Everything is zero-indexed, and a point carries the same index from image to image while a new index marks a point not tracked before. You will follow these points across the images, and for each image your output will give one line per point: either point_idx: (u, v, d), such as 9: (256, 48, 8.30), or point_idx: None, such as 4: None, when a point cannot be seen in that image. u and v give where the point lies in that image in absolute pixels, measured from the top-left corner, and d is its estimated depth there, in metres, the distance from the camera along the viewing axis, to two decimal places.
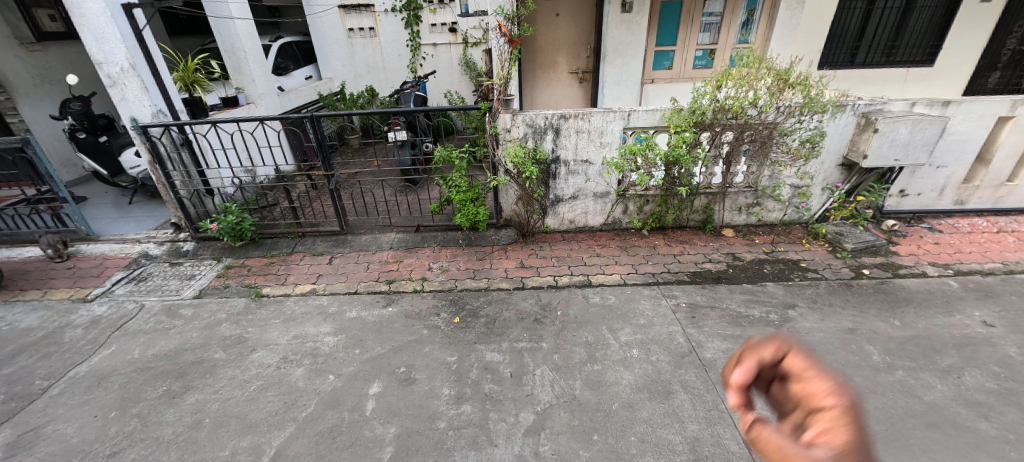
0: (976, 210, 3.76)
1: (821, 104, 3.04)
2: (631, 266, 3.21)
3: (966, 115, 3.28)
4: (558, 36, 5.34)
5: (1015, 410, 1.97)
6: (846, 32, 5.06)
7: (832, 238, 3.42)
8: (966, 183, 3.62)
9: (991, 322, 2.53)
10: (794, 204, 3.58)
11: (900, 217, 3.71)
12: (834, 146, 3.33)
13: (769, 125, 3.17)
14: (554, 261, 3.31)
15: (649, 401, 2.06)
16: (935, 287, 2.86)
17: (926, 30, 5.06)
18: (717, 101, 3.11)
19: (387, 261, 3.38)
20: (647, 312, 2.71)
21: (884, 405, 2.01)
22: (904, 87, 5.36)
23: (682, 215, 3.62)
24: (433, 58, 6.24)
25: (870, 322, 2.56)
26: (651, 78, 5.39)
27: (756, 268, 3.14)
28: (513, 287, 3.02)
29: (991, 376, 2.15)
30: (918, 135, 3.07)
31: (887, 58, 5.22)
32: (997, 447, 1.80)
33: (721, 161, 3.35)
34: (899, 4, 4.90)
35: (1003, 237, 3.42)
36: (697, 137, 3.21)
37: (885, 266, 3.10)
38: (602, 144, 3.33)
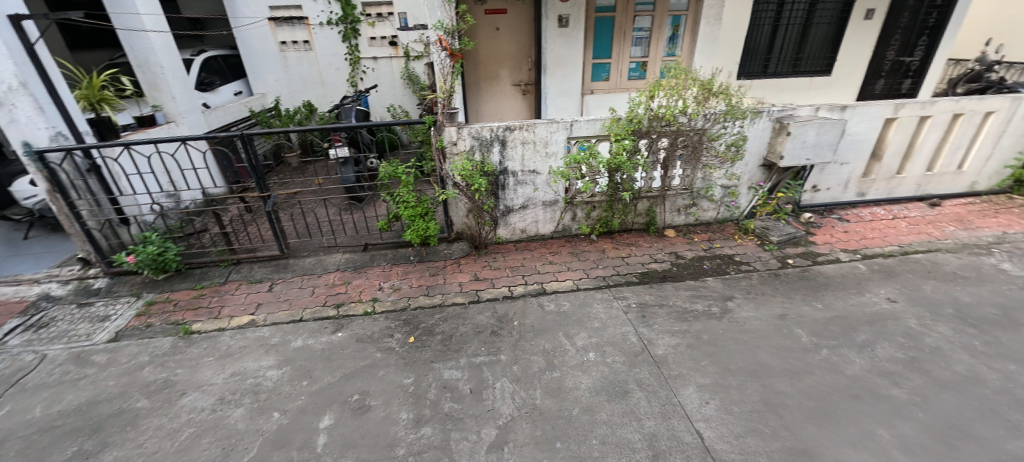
0: (875, 201, 4.25)
1: (741, 111, 3.36)
2: (583, 271, 3.30)
3: (860, 117, 3.74)
4: (499, 49, 5.43)
5: (919, 375, 2.23)
6: (758, 45, 5.60)
7: (760, 233, 3.73)
8: (865, 177, 4.10)
9: (894, 298, 2.86)
10: (726, 203, 3.87)
11: (815, 210, 4.12)
12: (755, 148, 3.65)
13: (699, 131, 3.42)
14: (508, 271, 3.32)
15: (608, 403, 2.11)
16: (848, 271, 3.20)
17: (822, 44, 5.72)
18: (651, 110, 3.31)
19: (334, 284, 3.22)
20: (601, 315, 2.78)
21: (815, 383, 2.20)
22: (810, 94, 6.00)
23: (627, 219, 3.78)
24: (374, 71, 6.09)
25: (797, 307, 2.80)
26: (591, 90, 5.61)
27: (697, 264, 3.34)
28: (468, 301, 2.98)
29: (898, 347, 2.43)
30: (824, 136, 3.45)
31: (793, 68, 5.82)
32: (906, 410, 2.03)
33: (659, 166, 3.54)
34: (799, 21, 5.51)
35: (898, 223, 3.90)
36: (636, 144, 3.37)
37: (806, 255, 3.42)
38: (548, 155, 3.41)
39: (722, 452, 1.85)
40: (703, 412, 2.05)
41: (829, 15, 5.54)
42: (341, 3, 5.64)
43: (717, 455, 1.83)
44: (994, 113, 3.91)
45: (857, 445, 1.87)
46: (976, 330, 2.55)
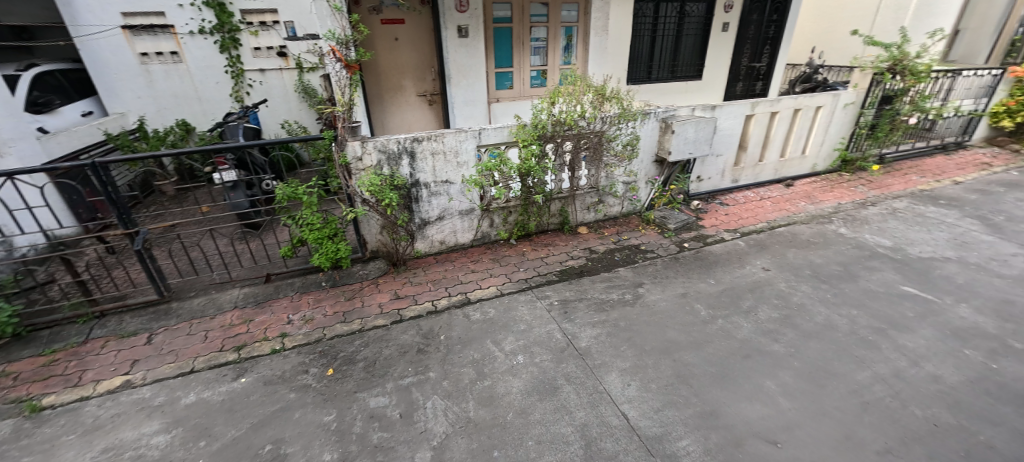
0: (747, 185, 4.94)
1: (632, 113, 3.69)
2: (505, 275, 3.34)
3: (727, 115, 4.33)
4: (400, 59, 5.30)
5: (791, 329, 2.64)
6: (641, 54, 6.21)
7: (659, 222, 4.12)
8: (736, 166, 4.75)
9: (767, 266, 3.35)
10: (628, 197, 4.20)
11: (701, 198, 4.67)
12: (647, 147, 4.03)
13: (598, 133, 3.67)
14: (430, 285, 3.24)
15: (540, 402, 2.15)
16: (732, 248, 3.67)
17: (692, 52, 6.53)
18: (554, 116, 3.48)
19: (232, 324, 2.85)
20: (526, 316, 2.84)
21: (715, 350, 2.48)
22: (687, 97, 6.79)
23: (542, 220, 3.92)
24: (263, 84, 5.57)
25: (695, 284, 3.15)
26: (496, 98, 5.74)
27: (609, 257, 3.58)
28: (390, 322, 2.84)
29: (774, 308, 2.85)
30: (701, 133, 3.94)
31: (672, 74, 6.55)
32: (785, 360, 2.39)
33: (567, 168, 3.73)
34: (672, 32, 6.23)
35: (765, 202, 4.58)
36: (543, 148, 3.51)
37: (698, 238, 3.85)
38: (459, 164, 3.41)
39: (645, 428, 1.99)
40: (627, 394, 2.19)
41: (695, 28, 6.35)
42: (215, 10, 5.07)
43: (642, 432, 1.97)
44: (822, 107, 4.79)
45: (752, 398, 2.15)
46: (827, 285, 3.09)
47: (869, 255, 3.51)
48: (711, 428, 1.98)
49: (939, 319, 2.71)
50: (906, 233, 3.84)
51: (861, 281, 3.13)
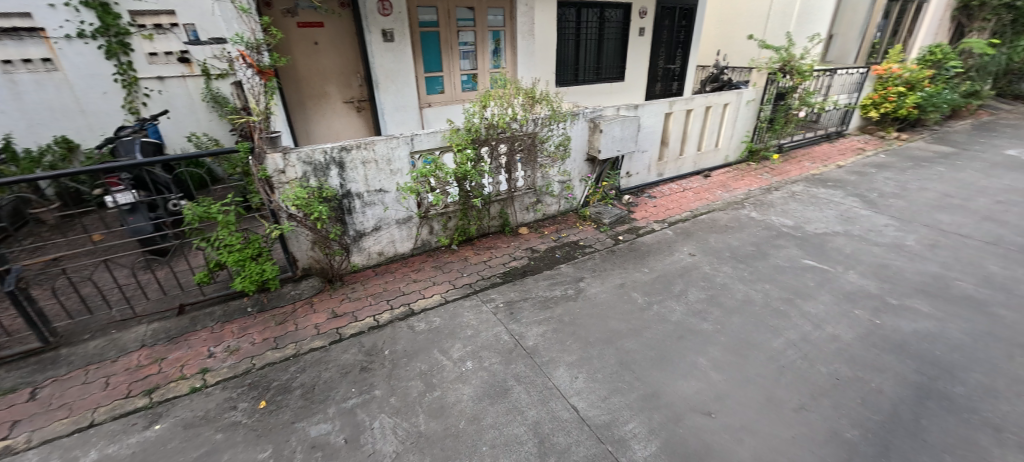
0: (671, 178, 5.32)
1: (561, 115, 3.81)
2: (449, 282, 3.29)
3: (648, 114, 4.63)
4: (322, 65, 5.03)
5: (716, 308, 2.88)
6: (567, 57, 6.45)
7: (595, 217, 4.30)
8: (660, 160, 5.10)
9: (693, 252, 3.63)
10: (564, 196, 4.34)
11: (632, 192, 4.94)
12: (578, 146, 4.19)
13: (531, 135, 3.74)
14: (370, 300, 3.10)
15: (492, 405, 2.15)
16: (661, 237, 3.92)
17: (614, 55, 6.90)
18: (486, 119, 3.49)
19: (139, 365, 2.52)
20: (472, 321, 2.83)
21: (653, 334, 2.64)
22: (612, 98, 7.17)
23: (483, 224, 3.91)
24: (162, 94, 5.01)
25: (631, 274, 3.32)
26: (428, 103, 5.65)
27: (550, 255, 3.67)
28: (329, 342, 2.67)
29: (701, 289, 3.09)
30: (626, 131, 4.18)
31: (597, 76, 6.87)
32: (713, 337, 2.60)
33: (503, 170, 3.76)
34: (594, 37, 6.54)
35: (687, 193, 4.96)
36: (478, 152, 3.50)
37: (631, 231, 4.07)
38: (392, 172, 3.30)
39: (594, 417, 2.07)
40: (575, 387, 2.25)
41: (614, 32, 6.72)
42: (97, 11, 4.46)
43: (591, 422, 2.04)
44: (728, 104, 5.28)
45: (688, 376, 2.31)
46: (744, 265, 3.41)
47: (776, 234, 3.93)
48: (653, 409, 2.10)
49: (834, 286, 3.10)
50: (804, 213, 4.36)
51: (771, 258, 3.49)
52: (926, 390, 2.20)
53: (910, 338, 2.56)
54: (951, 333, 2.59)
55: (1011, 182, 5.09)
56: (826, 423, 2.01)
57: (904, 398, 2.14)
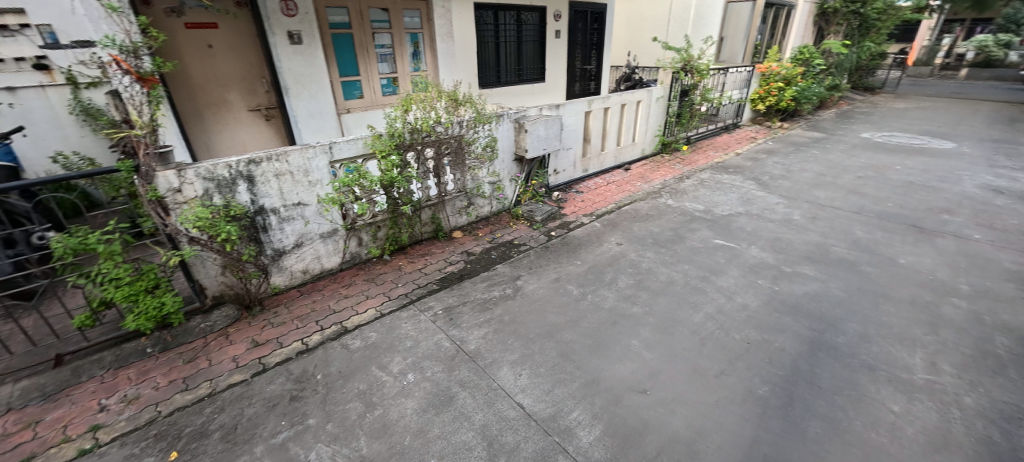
0: (595, 173, 5.59)
1: (486, 116, 3.83)
2: (383, 295, 3.15)
3: (570, 113, 4.82)
4: (219, 70, 4.56)
5: (644, 291, 3.08)
6: (488, 59, 6.50)
7: (527, 216, 4.39)
8: (584, 157, 5.34)
9: (620, 241, 3.85)
10: (496, 196, 4.37)
11: (560, 189, 5.12)
12: (505, 147, 4.24)
13: (457, 138, 3.71)
14: (296, 322, 2.87)
15: (437, 415, 2.10)
16: (591, 230, 4.11)
17: (533, 57, 7.08)
18: (410, 124, 3.40)
19: (4, 434, 2.09)
20: (411, 332, 2.74)
21: (589, 323, 2.75)
22: (535, 98, 7.36)
23: (415, 231, 3.80)
24: (15, 109, 4.07)
25: (565, 268, 3.44)
26: (346, 108, 5.37)
27: (486, 256, 3.68)
28: (251, 375, 2.43)
29: (630, 276, 3.28)
30: (550, 130, 4.32)
31: (519, 77, 7.01)
32: (643, 319, 2.78)
33: (432, 174, 3.69)
34: (513, 39, 6.66)
35: (611, 186, 5.24)
36: (403, 158, 3.40)
37: (563, 226, 4.22)
38: (311, 183, 3.08)
39: (540, 412, 2.11)
40: (520, 384, 2.28)
41: (532, 35, 6.90)
42: None
43: (538, 416, 2.08)
44: (641, 101, 5.68)
45: (623, 359, 2.44)
46: (665, 249, 3.69)
47: (690, 219, 4.30)
48: (594, 395, 2.19)
49: (741, 261, 3.47)
50: (712, 198, 4.82)
51: (688, 241, 3.81)
52: (817, 342, 2.54)
53: (802, 300, 2.95)
54: (832, 292, 3.03)
55: (866, 160, 6.07)
56: (742, 384, 2.25)
57: (802, 353, 2.46)
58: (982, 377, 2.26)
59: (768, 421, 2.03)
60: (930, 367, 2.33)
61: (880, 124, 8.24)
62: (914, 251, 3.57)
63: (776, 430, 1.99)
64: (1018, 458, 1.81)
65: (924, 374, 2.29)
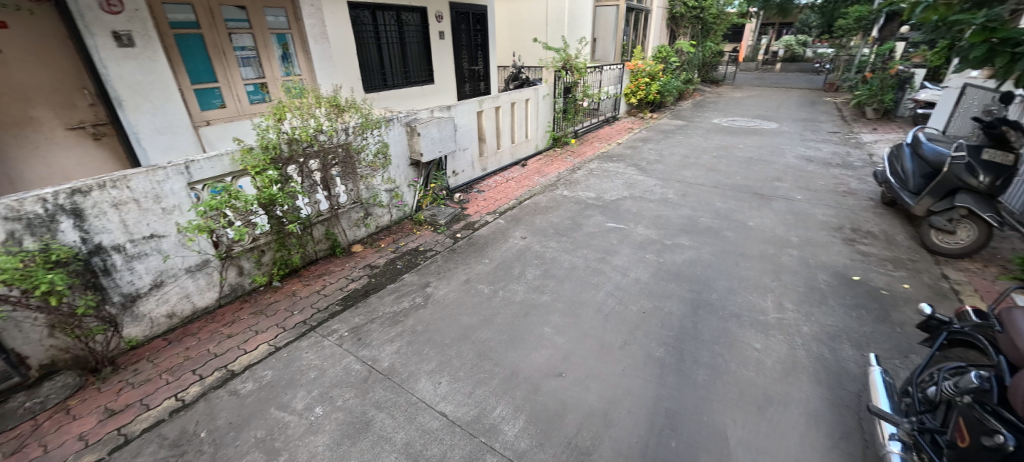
0: (494, 171, 5.69)
1: (374, 121, 3.62)
2: (276, 326, 2.82)
3: (462, 114, 4.82)
4: (16, 81, 3.59)
5: (551, 280, 3.22)
6: (371, 62, 6.18)
7: (430, 220, 4.29)
8: (481, 156, 5.40)
9: (524, 235, 3.98)
10: (395, 204, 4.18)
11: (461, 190, 5.11)
12: (399, 152, 4.08)
13: (344, 146, 3.44)
14: (165, 377, 2.41)
15: (354, 444, 1.95)
16: (495, 227, 4.17)
17: (419, 59, 6.91)
18: (285, 134, 3.06)
19: None
20: (314, 361, 2.49)
21: (502, 319, 2.79)
22: (425, 101, 7.22)
23: (308, 250, 3.47)
24: None
25: (474, 268, 3.44)
26: (205, 120, 4.69)
27: (392, 267, 3.51)
28: (109, 452, 1.98)
29: (537, 267, 3.42)
30: (443, 132, 4.27)
31: (406, 80, 6.79)
32: (552, 306, 2.91)
33: (320, 187, 3.39)
34: (395, 40, 6.42)
35: (510, 183, 5.39)
36: (283, 172, 3.06)
37: (467, 226, 4.22)
38: (166, 211, 2.61)
39: (464, 416, 2.08)
40: (440, 393, 2.22)
41: (415, 36, 6.72)
42: None
43: (461, 421, 2.05)
44: (529, 100, 5.92)
45: (538, 347, 2.53)
46: (565, 237, 3.91)
47: (585, 206, 4.62)
48: (515, 388, 2.24)
49: (631, 239, 3.83)
50: (601, 185, 5.24)
51: (584, 227, 4.09)
52: (697, 302, 2.92)
53: (682, 267, 3.37)
54: (704, 257, 3.51)
55: (718, 142, 7.15)
56: (642, 350, 2.49)
57: (686, 313, 2.81)
58: (812, 309, 2.82)
59: (666, 378, 2.28)
60: (778, 308, 2.84)
61: (725, 111, 9.78)
62: (759, 214, 4.31)
63: (673, 385, 2.24)
64: (839, 369, 2.30)
65: (775, 314, 2.78)
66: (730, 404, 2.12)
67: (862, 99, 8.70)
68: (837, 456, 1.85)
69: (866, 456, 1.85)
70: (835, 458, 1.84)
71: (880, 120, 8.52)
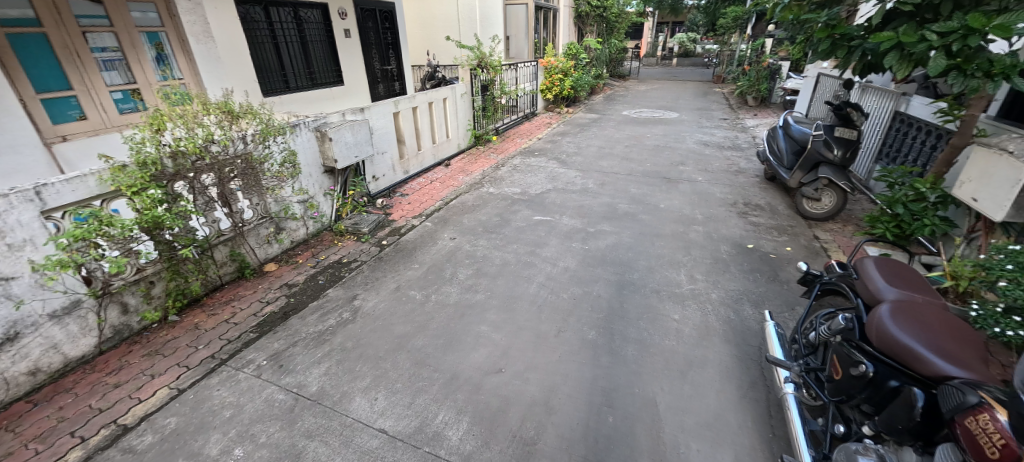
0: (417, 173, 5.54)
1: (276, 127, 3.29)
2: (178, 366, 2.47)
3: (377, 115, 4.61)
4: None
5: (484, 278, 3.22)
6: (268, 63, 5.65)
7: (352, 229, 4.06)
8: (402, 159, 5.21)
9: (454, 236, 3.93)
10: (310, 215, 3.88)
11: (384, 195, 4.90)
12: (309, 159, 3.79)
13: (243, 156, 3.09)
14: (32, 448, 1.99)
15: None
16: (422, 231, 4.06)
17: (324, 58, 6.45)
18: (168, 147, 2.64)
19: None
20: (229, 398, 2.24)
21: (437, 323, 2.73)
22: (336, 103, 6.78)
23: (210, 276, 3.09)
24: None
25: (404, 274, 3.32)
26: (60, 134, 4.02)
27: (313, 284, 3.26)
28: None
29: (469, 267, 3.39)
30: (358, 136, 4.05)
31: (312, 81, 6.31)
32: (487, 304, 2.91)
33: (218, 204, 3.03)
34: (295, 39, 5.92)
35: (435, 184, 5.28)
36: (168, 190, 2.67)
37: (393, 232, 4.06)
38: (13, 247, 2.13)
39: (405, 429, 2.00)
40: (377, 409, 2.12)
41: (318, 34, 6.24)
42: None
43: (403, 434, 1.97)
44: (447, 99, 5.83)
45: (476, 347, 2.52)
46: (494, 234, 3.93)
47: (511, 202, 4.68)
48: (456, 391, 2.21)
49: (557, 230, 3.96)
50: (525, 180, 5.34)
51: (512, 223, 4.15)
52: (621, 284, 3.11)
53: (606, 252, 3.57)
54: (625, 241, 3.74)
55: (629, 132, 7.66)
56: (576, 335, 2.59)
57: (612, 295, 2.98)
58: (718, 277, 3.15)
59: (600, 359, 2.40)
60: (691, 280, 3.13)
61: (633, 103, 10.51)
62: (668, 196, 4.70)
63: (606, 364, 2.37)
64: (743, 328, 2.60)
65: (688, 287, 3.06)
66: (658, 374, 2.29)
67: (744, 89, 9.87)
68: (747, 405, 2.09)
69: (770, 400, 2.11)
70: (746, 408, 2.07)
71: (759, 106, 9.74)
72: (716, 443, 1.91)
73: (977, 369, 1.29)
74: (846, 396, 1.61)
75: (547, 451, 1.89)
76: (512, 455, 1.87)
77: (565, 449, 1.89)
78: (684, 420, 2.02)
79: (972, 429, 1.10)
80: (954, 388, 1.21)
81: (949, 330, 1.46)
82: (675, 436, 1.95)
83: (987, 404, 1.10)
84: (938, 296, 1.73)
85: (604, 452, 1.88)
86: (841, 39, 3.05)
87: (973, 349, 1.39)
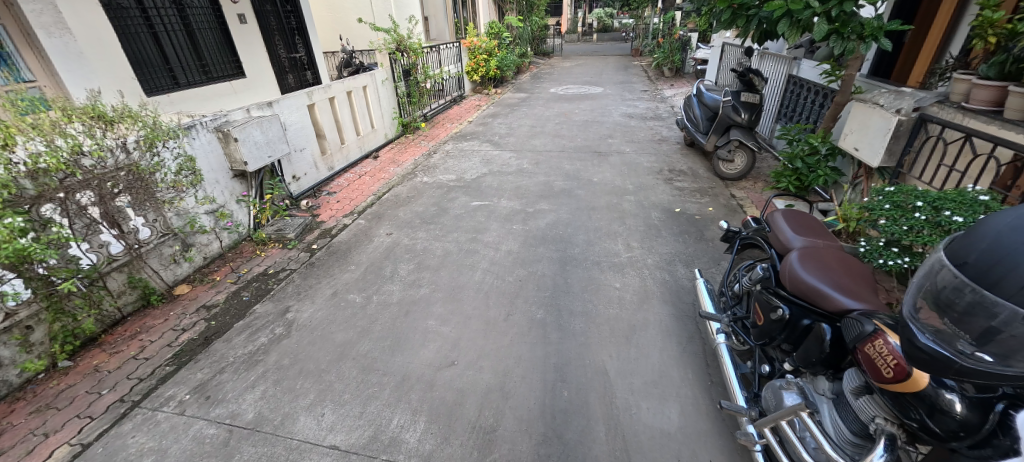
0: (343, 168, 5.19)
1: (165, 131, 2.89)
2: (78, 418, 2.14)
3: (289, 109, 4.21)
4: None
5: (427, 272, 3.12)
6: (147, 56, 4.92)
7: (276, 236, 3.73)
8: (324, 154, 4.84)
9: (390, 231, 3.75)
10: (223, 226, 3.48)
11: (308, 195, 4.54)
12: (212, 163, 3.38)
13: (126, 167, 2.66)
14: None
15: None
16: (355, 229, 3.84)
17: (218, 48, 5.73)
18: (22, 165, 2.19)
19: None
20: (148, 443, 1.98)
21: (383, 326, 2.60)
22: (239, 98, 6.07)
23: (105, 310, 2.67)
24: None
25: (341, 278, 3.12)
26: None
27: (237, 302, 2.96)
28: None
29: (410, 262, 3.26)
30: (268, 134, 3.70)
31: (206, 75, 5.62)
32: (432, 297, 2.83)
33: (103, 225, 2.59)
34: (178, 26, 5.20)
35: (365, 179, 4.98)
36: (32, 216, 2.22)
37: (323, 235, 3.80)
38: None
39: (358, 440, 1.91)
40: (325, 425, 1.99)
41: (207, 19, 5.50)
42: None
43: (357, 446, 1.88)
44: (367, 86, 5.48)
45: (424, 343, 2.45)
46: (433, 225, 3.82)
47: (447, 190, 4.56)
48: (408, 392, 2.13)
49: (497, 214, 3.94)
50: (459, 166, 5.22)
51: (451, 211, 4.05)
52: (564, 260, 3.17)
53: (546, 230, 3.61)
54: (564, 217, 3.81)
55: (557, 109, 7.75)
56: (525, 317, 2.61)
57: (556, 272, 3.03)
58: (652, 242, 3.32)
59: (549, 336, 2.45)
60: (628, 248, 3.27)
61: (558, 80, 10.60)
62: (601, 169, 4.84)
63: (556, 341, 2.41)
64: (681, 289, 2.76)
65: (625, 255, 3.19)
66: (605, 343, 2.38)
67: (660, 61, 10.38)
68: (687, 359, 2.25)
69: (705, 351, 2.29)
70: (688, 363, 2.22)
71: (674, 77, 10.29)
72: (663, 399, 2.03)
73: (869, 300, 1.48)
74: (769, 339, 1.77)
75: (506, 436, 1.90)
76: (473, 447, 1.85)
77: (525, 431, 1.91)
78: (633, 382, 2.13)
79: (871, 354, 1.26)
80: (854, 320, 1.37)
81: (846, 268, 1.64)
82: (626, 399, 2.04)
83: (880, 330, 1.26)
84: (836, 238, 1.94)
85: (563, 426, 1.93)
86: (740, 9, 3.25)
87: (865, 282, 1.59)
